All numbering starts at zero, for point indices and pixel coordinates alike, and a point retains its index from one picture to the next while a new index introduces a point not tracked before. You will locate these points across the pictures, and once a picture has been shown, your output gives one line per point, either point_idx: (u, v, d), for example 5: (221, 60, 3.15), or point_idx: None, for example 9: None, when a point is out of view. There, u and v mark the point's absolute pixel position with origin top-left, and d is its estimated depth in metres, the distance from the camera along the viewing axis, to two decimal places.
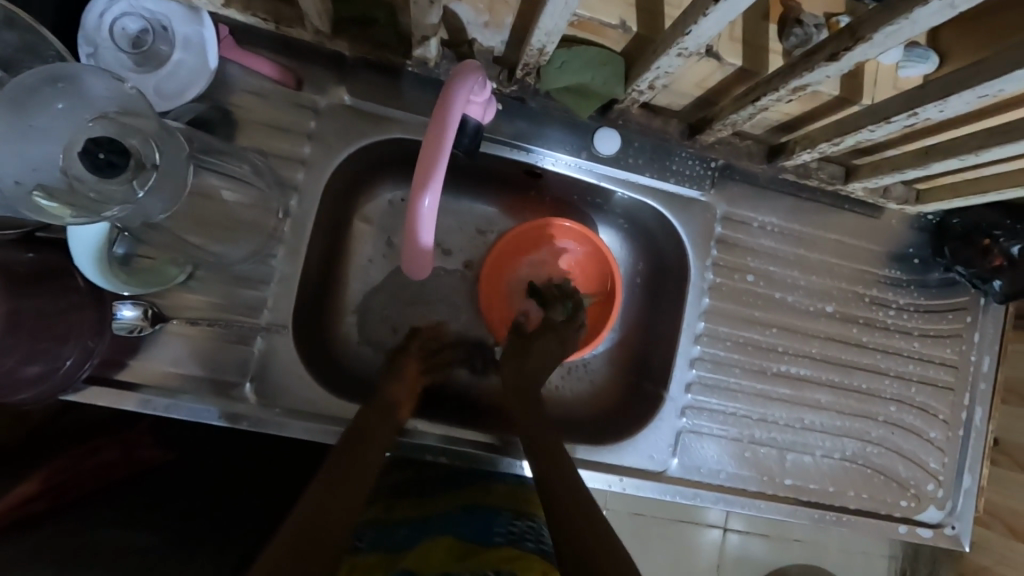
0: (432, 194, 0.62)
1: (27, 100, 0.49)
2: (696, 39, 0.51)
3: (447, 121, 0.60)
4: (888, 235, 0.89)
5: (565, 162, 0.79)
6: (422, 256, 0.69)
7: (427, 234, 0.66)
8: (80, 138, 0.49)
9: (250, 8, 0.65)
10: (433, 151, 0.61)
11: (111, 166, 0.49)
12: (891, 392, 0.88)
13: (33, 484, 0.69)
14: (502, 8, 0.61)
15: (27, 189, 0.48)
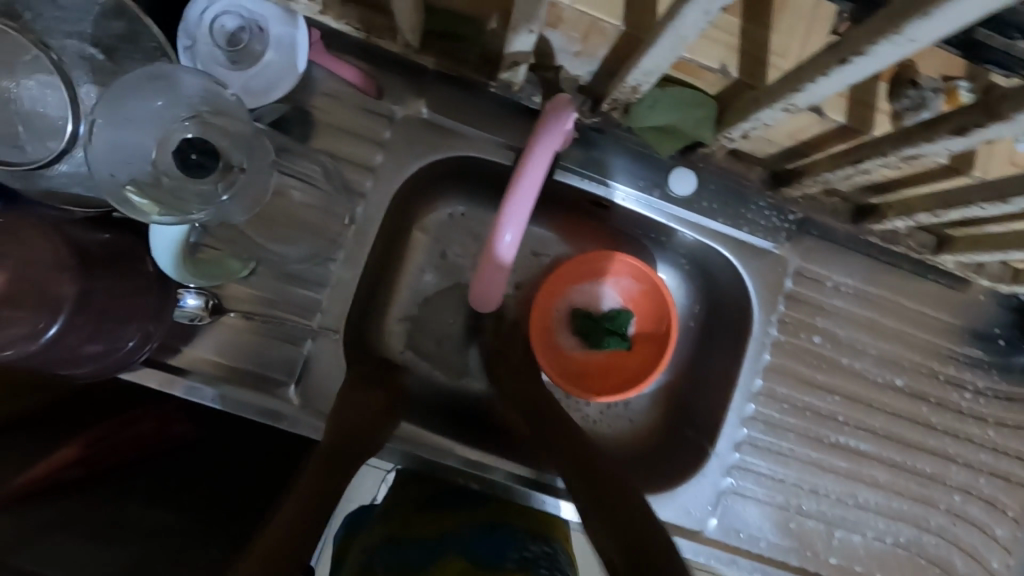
0: (514, 230, 0.67)
1: (128, 95, 0.50)
2: (808, 98, 0.48)
3: (536, 165, 0.64)
4: (973, 311, 0.82)
5: (626, 196, 0.76)
6: (492, 291, 0.72)
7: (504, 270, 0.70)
8: (176, 136, 0.51)
9: (344, 16, 0.65)
10: (523, 191, 0.65)
11: (201, 167, 0.51)
12: (957, 479, 0.82)
13: (74, 449, 0.68)
14: (598, 40, 0.59)
15: (121, 182, 0.49)
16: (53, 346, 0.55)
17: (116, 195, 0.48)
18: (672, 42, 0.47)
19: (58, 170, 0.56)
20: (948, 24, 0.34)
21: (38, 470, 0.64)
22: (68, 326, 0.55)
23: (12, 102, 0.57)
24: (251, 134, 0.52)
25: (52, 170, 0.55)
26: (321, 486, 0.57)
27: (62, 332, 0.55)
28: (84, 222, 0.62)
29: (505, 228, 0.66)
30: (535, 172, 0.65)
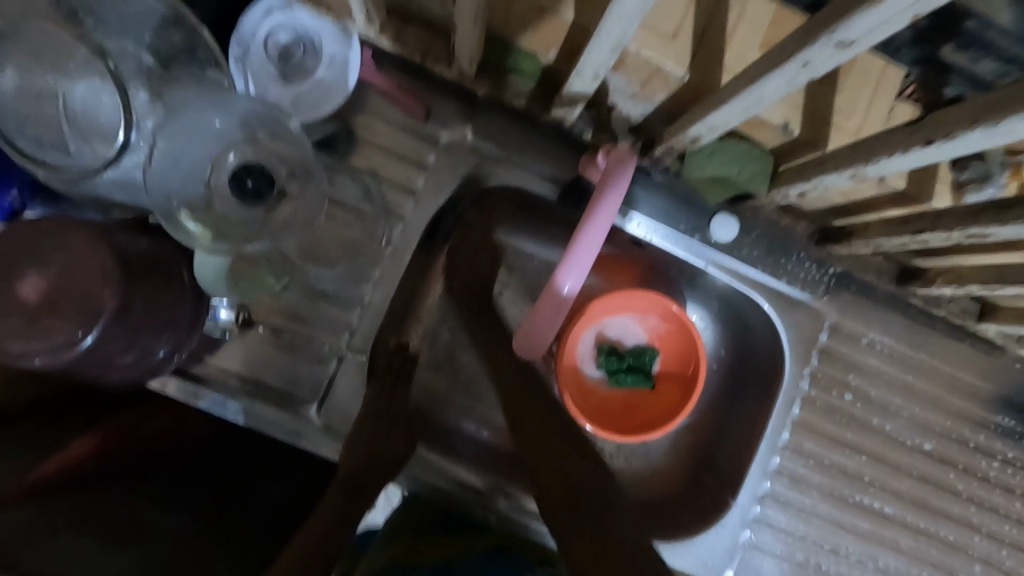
0: (573, 281, 0.66)
1: (192, 119, 0.55)
2: (879, 169, 0.47)
3: (602, 223, 0.64)
4: (1008, 379, 0.80)
5: (659, 236, 0.74)
6: (541, 336, 0.72)
7: (556, 317, 0.70)
8: (233, 159, 0.55)
9: (401, 38, 0.64)
10: (585, 245, 0.65)
11: (257, 195, 0.55)
12: (979, 550, 0.80)
13: (89, 444, 0.65)
14: (658, 86, 0.58)
15: (178, 206, 0.54)
16: (87, 355, 0.53)
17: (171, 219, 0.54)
18: (744, 104, 0.46)
19: (104, 178, 0.55)
20: None
21: (54, 464, 0.61)
22: (104, 334, 0.53)
23: (62, 103, 0.57)
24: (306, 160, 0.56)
25: (99, 177, 0.54)
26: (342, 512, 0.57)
27: (98, 341, 0.53)
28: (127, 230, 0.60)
29: (564, 280, 0.66)
30: (598, 227, 0.65)
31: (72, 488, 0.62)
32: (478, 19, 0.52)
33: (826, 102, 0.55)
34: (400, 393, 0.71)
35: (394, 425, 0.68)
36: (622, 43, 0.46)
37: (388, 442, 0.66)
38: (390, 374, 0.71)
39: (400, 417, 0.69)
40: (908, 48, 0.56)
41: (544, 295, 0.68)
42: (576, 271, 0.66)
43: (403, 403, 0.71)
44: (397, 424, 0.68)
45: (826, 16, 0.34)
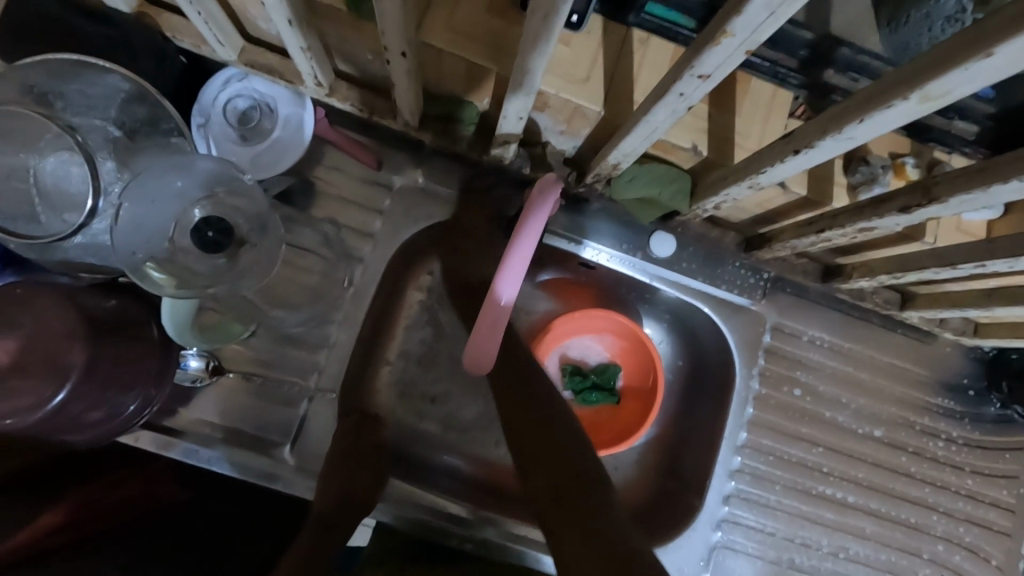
0: (510, 288, 0.67)
1: (153, 182, 0.58)
2: (769, 177, 0.53)
3: (528, 231, 0.66)
4: (941, 362, 0.86)
5: (606, 255, 0.80)
6: (489, 352, 0.68)
7: (496, 333, 0.68)
8: (195, 215, 0.59)
9: (348, 98, 0.70)
10: (516, 259, 0.67)
11: (217, 245, 0.59)
12: (940, 529, 0.84)
13: (58, 514, 0.66)
14: (580, 122, 0.65)
15: (143, 260, 0.57)
16: (56, 415, 0.56)
17: (138, 271, 0.56)
18: (646, 131, 0.52)
19: (73, 243, 0.59)
20: (878, 127, 0.40)
21: (20, 536, 0.62)
22: (74, 393, 0.56)
23: (33, 178, 0.61)
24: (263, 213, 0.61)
25: (68, 243, 0.58)
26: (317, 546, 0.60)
27: (67, 400, 0.56)
28: (91, 291, 0.63)
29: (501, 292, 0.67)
30: (526, 244, 0.67)
31: (39, 559, 0.62)
32: (410, 75, 0.58)
33: (726, 124, 0.63)
34: (372, 438, 0.75)
35: (361, 462, 0.71)
36: (534, 87, 0.53)
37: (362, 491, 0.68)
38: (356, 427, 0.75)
39: (370, 466, 0.72)
40: (795, 73, 0.62)
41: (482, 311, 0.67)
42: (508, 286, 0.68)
43: (372, 451, 0.74)
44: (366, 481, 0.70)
45: (688, 55, 0.41)
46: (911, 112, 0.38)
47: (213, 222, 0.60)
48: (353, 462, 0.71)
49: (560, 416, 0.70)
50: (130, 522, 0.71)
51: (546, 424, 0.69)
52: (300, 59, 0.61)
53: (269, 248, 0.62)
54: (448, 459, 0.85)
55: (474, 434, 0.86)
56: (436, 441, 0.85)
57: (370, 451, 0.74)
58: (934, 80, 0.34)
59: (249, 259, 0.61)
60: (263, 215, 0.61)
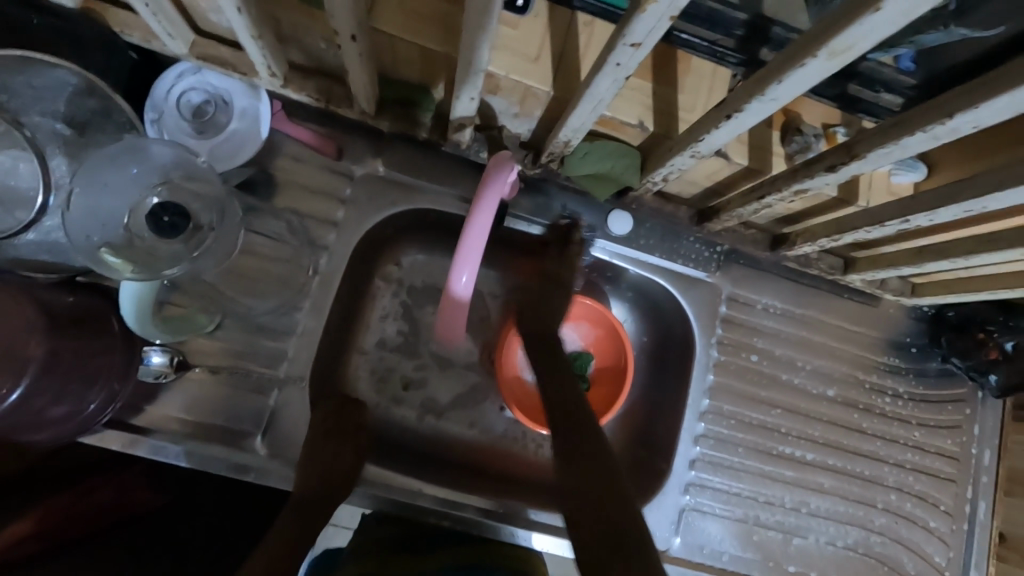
0: (468, 272, 0.71)
1: (107, 170, 0.59)
2: (709, 145, 0.57)
3: (489, 201, 0.68)
4: (887, 323, 0.91)
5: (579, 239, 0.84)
6: (458, 323, 0.78)
7: (462, 310, 0.76)
8: (149, 201, 0.59)
9: (303, 88, 0.71)
10: (474, 236, 0.69)
11: (174, 228, 0.59)
12: (892, 479, 0.89)
13: (30, 522, 0.66)
14: (533, 103, 0.67)
15: (97, 246, 0.57)
16: (16, 408, 0.55)
17: (94, 257, 0.57)
18: (591, 104, 0.55)
19: (25, 239, 0.61)
20: (798, 85, 0.43)
21: None
22: (32, 387, 0.56)
23: None
24: (221, 197, 0.61)
25: (19, 240, 0.60)
26: (302, 528, 0.64)
27: (26, 395, 0.55)
28: (52, 287, 0.62)
29: (463, 270, 0.71)
30: (483, 219, 0.69)
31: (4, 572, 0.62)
32: (362, 59, 0.59)
33: (671, 100, 0.66)
34: (354, 421, 0.77)
35: (343, 441, 0.74)
36: (482, 66, 0.54)
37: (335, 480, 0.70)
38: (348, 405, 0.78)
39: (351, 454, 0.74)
40: (734, 52, 0.63)
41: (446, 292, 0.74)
42: (468, 264, 0.71)
43: (352, 437, 0.75)
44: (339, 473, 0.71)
45: (619, 25, 0.43)
46: (822, 71, 0.41)
47: (169, 207, 0.59)
48: (334, 446, 0.73)
49: (594, 416, 0.69)
50: (102, 533, 0.71)
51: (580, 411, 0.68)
52: (251, 48, 0.61)
53: (228, 230, 0.63)
54: (423, 444, 0.86)
55: (448, 417, 0.88)
56: (410, 426, 0.86)
57: (357, 431, 0.76)
58: (836, 36, 0.37)
59: (209, 241, 0.61)
60: (218, 197, 0.61)
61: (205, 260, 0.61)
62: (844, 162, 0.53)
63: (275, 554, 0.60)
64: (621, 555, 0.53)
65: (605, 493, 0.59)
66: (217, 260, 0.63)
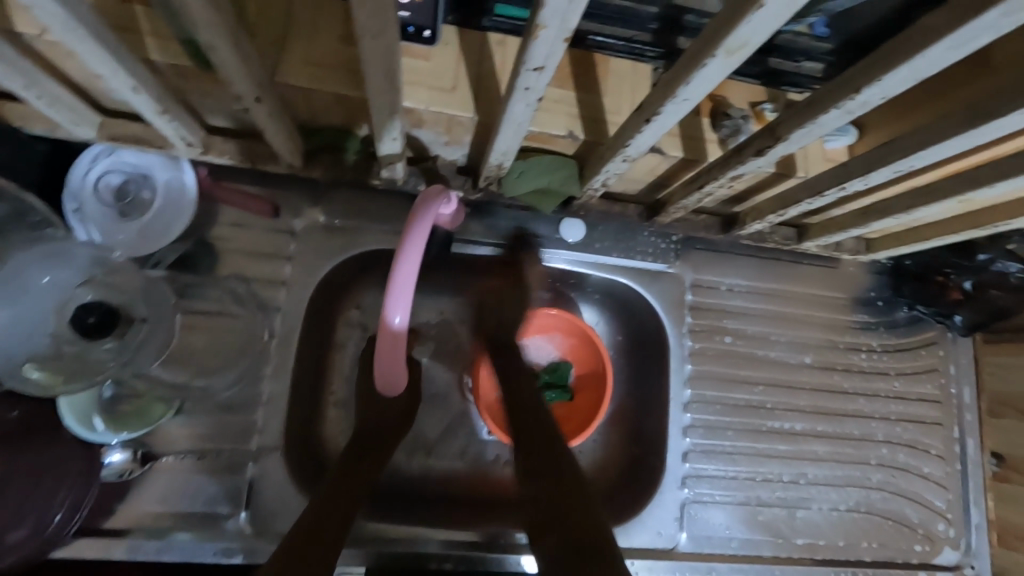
0: (402, 311, 0.65)
1: (19, 282, 0.61)
2: (637, 147, 0.56)
3: (422, 221, 0.64)
4: (850, 282, 0.93)
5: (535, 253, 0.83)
6: (398, 375, 0.73)
7: (398, 349, 0.69)
8: (72, 304, 0.64)
9: (225, 152, 0.69)
10: (406, 272, 0.64)
11: (104, 326, 0.64)
12: (881, 433, 0.90)
13: None
14: (460, 130, 0.66)
15: (22, 363, 0.60)
16: None
17: (17, 374, 0.59)
18: (512, 127, 0.54)
19: None
20: (705, 84, 0.43)
21: None
22: None
23: None
24: (146, 286, 0.67)
25: None
26: (322, 516, 0.57)
27: None
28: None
29: (395, 309, 0.65)
30: (416, 250, 0.65)
31: None
32: (275, 118, 0.57)
33: (597, 106, 0.65)
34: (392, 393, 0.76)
35: (368, 449, 0.69)
36: (396, 108, 0.53)
37: (372, 457, 0.68)
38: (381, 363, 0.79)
39: (387, 430, 0.72)
40: (651, 46, 0.63)
41: (380, 334, 0.67)
42: (399, 304, 0.65)
43: (384, 412, 0.74)
44: (376, 445, 0.69)
45: (518, 52, 0.42)
46: (724, 68, 0.41)
47: (95, 307, 0.64)
48: (362, 448, 0.69)
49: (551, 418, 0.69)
50: None
51: (537, 419, 0.69)
52: (161, 123, 0.59)
53: (162, 315, 0.68)
54: (415, 486, 0.84)
55: (435, 454, 0.86)
56: (399, 471, 0.84)
57: (394, 428, 0.73)
58: (730, 34, 0.37)
59: (139, 333, 0.66)
60: (142, 288, 0.67)
61: (145, 353, 0.66)
62: (772, 145, 0.53)
63: (304, 544, 0.52)
64: (588, 565, 0.49)
65: (569, 511, 0.56)
66: (156, 350, 0.68)
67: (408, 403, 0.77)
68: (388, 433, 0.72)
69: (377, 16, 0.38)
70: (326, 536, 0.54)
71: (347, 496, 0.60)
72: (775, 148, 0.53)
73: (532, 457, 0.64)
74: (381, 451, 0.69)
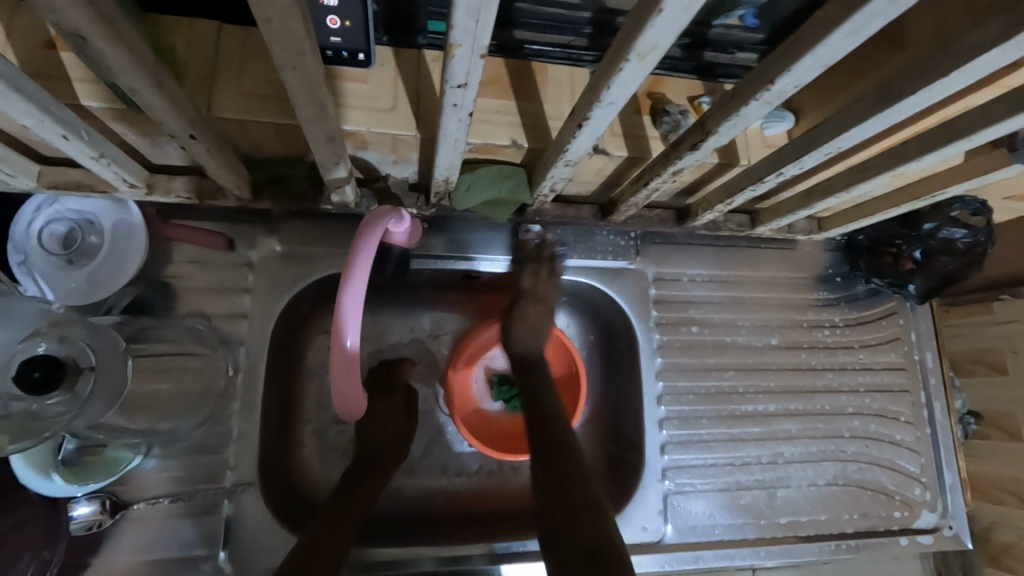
0: (352, 333, 0.63)
1: None
2: (576, 151, 0.57)
3: (371, 238, 0.64)
4: (809, 261, 0.95)
5: (497, 263, 0.84)
6: (355, 400, 0.68)
7: (353, 377, 0.66)
8: (14, 362, 0.61)
9: (171, 190, 0.68)
10: (353, 294, 0.63)
11: (50, 382, 0.62)
12: (851, 406, 0.92)
13: None
14: (406, 148, 0.66)
15: None
16: None
17: None
18: (450, 143, 0.55)
19: None
20: (627, 87, 0.44)
21: None
22: None
23: None
24: (92, 333, 0.66)
25: None
26: (327, 530, 0.64)
27: None
28: None
29: (345, 333, 0.63)
30: (362, 270, 0.63)
31: None
32: (215, 154, 0.57)
33: (539, 113, 0.66)
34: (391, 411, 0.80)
35: (368, 472, 0.74)
36: (332, 134, 0.53)
37: (358, 491, 0.71)
38: (382, 383, 0.82)
39: (377, 456, 0.76)
40: (588, 51, 0.66)
41: (331, 358, 0.65)
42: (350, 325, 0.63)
43: (381, 434, 0.78)
44: (365, 473, 0.73)
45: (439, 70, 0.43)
46: (640, 70, 0.42)
47: (40, 362, 0.62)
48: (364, 470, 0.74)
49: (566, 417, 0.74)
50: None
51: (551, 419, 0.73)
52: (98, 168, 0.58)
53: (110, 363, 0.67)
54: (398, 506, 0.84)
55: (416, 472, 0.86)
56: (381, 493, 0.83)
57: (390, 448, 0.78)
58: (638, 38, 0.38)
59: (87, 384, 0.64)
60: (88, 334, 0.65)
61: (96, 400, 0.65)
62: (704, 139, 0.54)
63: (303, 557, 0.60)
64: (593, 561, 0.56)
65: (583, 507, 0.62)
66: (109, 398, 0.66)
67: (402, 427, 0.80)
68: (379, 459, 0.76)
69: (292, 49, 0.38)
70: (325, 551, 0.61)
71: (339, 527, 0.64)
72: (708, 140, 0.54)
73: (546, 456, 0.68)
74: (369, 483, 0.72)
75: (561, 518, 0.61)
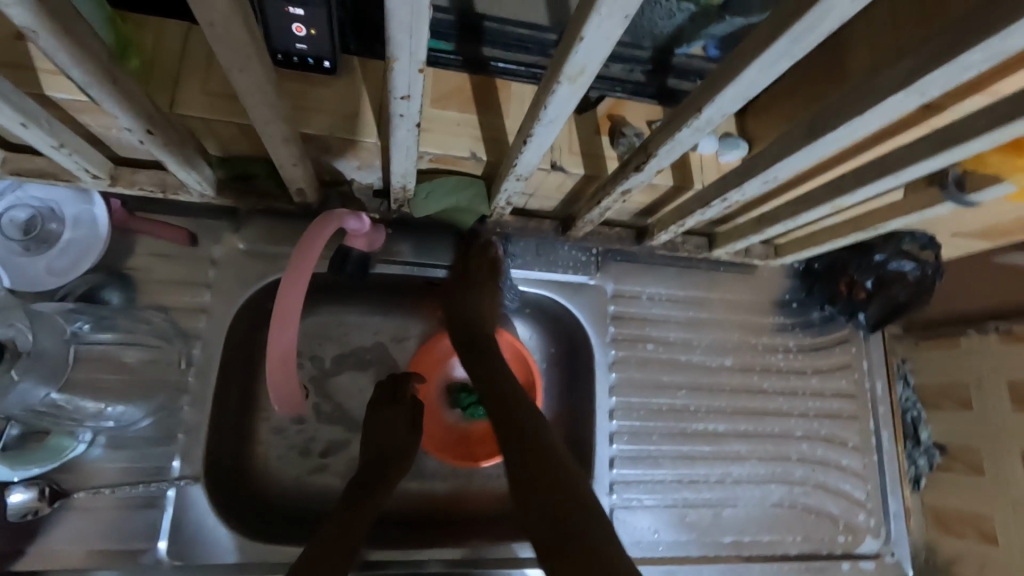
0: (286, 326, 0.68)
1: None
2: (525, 166, 0.60)
3: (320, 241, 0.69)
4: (767, 286, 0.97)
5: None
6: (289, 390, 0.72)
7: (288, 368, 0.70)
8: None
9: (134, 182, 0.69)
10: (293, 290, 0.68)
11: None
12: (800, 430, 0.94)
13: None
14: (368, 154, 0.68)
15: None
16: None
17: None
18: (403, 150, 0.56)
19: None
20: (565, 107, 0.47)
21: None
22: None
23: None
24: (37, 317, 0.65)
25: None
26: (350, 530, 0.62)
27: None
28: None
29: (280, 327, 0.67)
30: (303, 268, 0.68)
31: None
32: (175, 150, 0.58)
33: (500, 127, 0.68)
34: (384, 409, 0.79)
35: (388, 467, 0.73)
36: (288, 136, 0.54)
37: (376, 493, 0.68)
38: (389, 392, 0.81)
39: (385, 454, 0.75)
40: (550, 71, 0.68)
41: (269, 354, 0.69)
42: (289, 323, 0.68)
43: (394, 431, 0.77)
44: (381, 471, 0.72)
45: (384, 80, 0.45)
46: (574, 92, 0.44)
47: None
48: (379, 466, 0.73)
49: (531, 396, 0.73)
50: None
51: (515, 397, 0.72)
52: (59, 158, 0.59)
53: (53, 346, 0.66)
54: None
55: None
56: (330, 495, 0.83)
57: (405, 444, 0.76)
58: (569, 60, 0.40)
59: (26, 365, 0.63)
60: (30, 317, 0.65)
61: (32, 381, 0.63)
62: (645, 160, 0.57)
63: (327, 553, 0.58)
64: (575, 537, 0.56)
65: (562, 496, 0.60)
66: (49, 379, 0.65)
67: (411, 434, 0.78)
68: (389, 459, 0.74)
69: (238, 52, 0.40)
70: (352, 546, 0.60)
71: (355, 527, 0.62)
72: (650, 161, 0.56)
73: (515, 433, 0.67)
74: (388, 476, 0.72)
75: (534, 501, 0.60)
